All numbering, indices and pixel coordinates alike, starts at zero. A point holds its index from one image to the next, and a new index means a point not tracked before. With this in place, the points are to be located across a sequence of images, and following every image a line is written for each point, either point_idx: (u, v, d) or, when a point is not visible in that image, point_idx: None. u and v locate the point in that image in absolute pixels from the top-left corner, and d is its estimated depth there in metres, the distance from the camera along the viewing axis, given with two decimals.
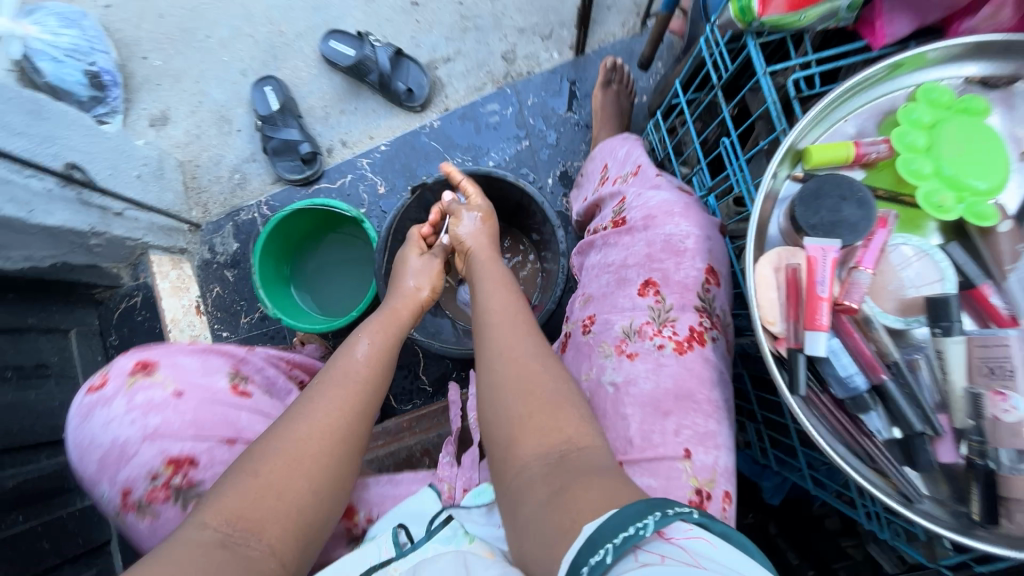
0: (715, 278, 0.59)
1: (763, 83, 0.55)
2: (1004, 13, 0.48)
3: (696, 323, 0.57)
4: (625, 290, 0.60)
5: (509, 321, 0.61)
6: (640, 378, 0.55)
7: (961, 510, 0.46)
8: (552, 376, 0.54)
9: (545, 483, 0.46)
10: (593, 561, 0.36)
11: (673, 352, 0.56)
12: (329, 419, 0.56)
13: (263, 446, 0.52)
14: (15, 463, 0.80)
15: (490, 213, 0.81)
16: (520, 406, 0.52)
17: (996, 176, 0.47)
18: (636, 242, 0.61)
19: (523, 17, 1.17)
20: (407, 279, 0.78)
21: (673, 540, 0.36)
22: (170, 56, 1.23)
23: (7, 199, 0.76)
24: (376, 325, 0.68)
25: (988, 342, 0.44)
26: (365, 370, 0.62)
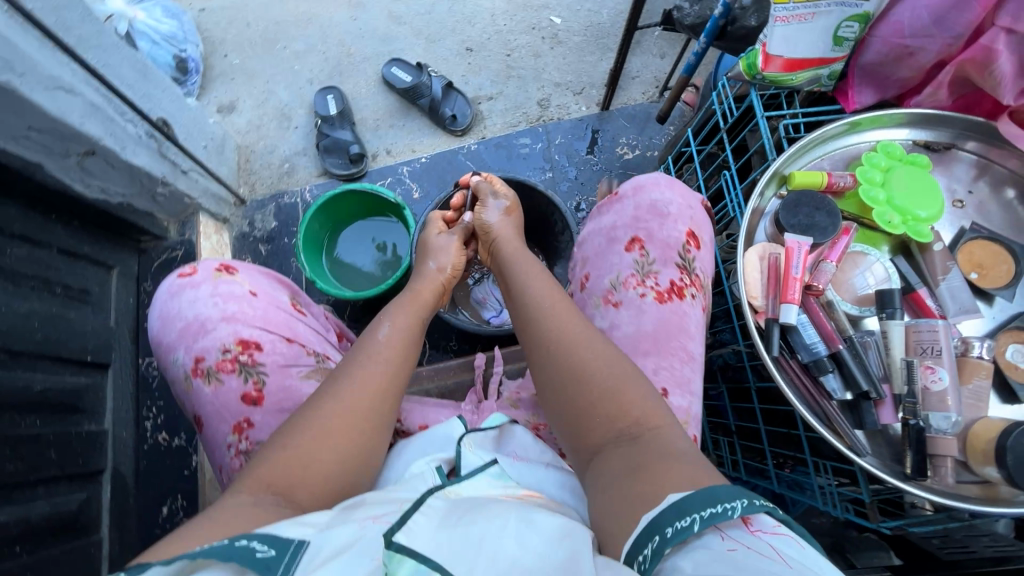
0: (695, 241, 0.74)
1: (761, 123, 0.70)
2: (941, 94, 0.65)
3: (676, 278, 0.71)
4: (616, 248, 0.74)
5: (549, 317, 0.64)
6: (624, 322, 0.70)
7: (897, 466, 0.56)
8: (605, 363, 0.58)
9: (619, 460, 0.51)
10: (678, 525, 0.39)
11: (654, 300, 0.70)
12: (356, 395, 0.56)
13: (295, 421, 0.54)
14: (45, 370, 0.85)
15: (516, 209, 0.85)
16: (580, 399, 0.57)
17: (935, 207, 0.61)
18: (625, 206, 0.76)
19: (560, 74, 1.38)
20: (429, 261, 0.80)
21: (757, 532, 0.40)
22: (247, 57, 1.40)
23: (109, 133, 0.87)
24: (399, 310, 0.67)
25: (923, 328, 0.57)
26: (389, 349, 0.61)
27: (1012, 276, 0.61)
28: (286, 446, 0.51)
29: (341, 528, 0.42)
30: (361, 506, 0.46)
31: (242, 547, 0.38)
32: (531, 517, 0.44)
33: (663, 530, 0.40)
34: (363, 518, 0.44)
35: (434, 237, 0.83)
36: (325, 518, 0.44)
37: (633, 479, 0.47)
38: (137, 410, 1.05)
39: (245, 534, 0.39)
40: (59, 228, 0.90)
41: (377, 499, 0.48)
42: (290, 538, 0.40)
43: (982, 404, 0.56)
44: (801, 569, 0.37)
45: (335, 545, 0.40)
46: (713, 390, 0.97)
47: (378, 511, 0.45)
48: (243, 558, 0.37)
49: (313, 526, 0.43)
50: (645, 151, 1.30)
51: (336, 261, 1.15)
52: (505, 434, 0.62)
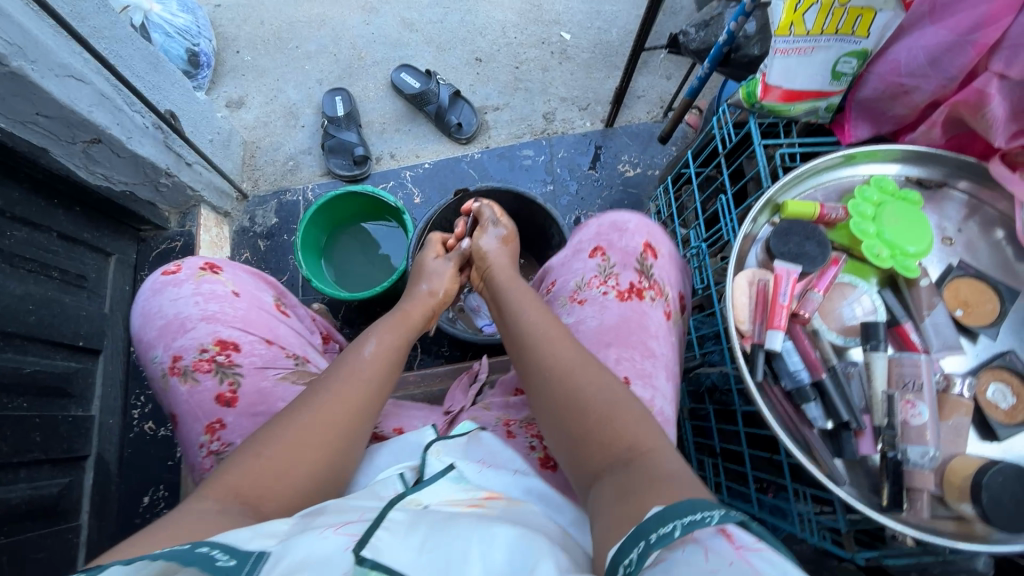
0: (652, 252, 0.77)
1: (758, 151, 0.72)
2: (935, 133, 0.66)
3: (635, 281, 0.74)
4: (581, 256, 0.80)
5: (546, 344, 0.64)
6: (587, 318, 0.74)
7: (873, 497, 0.56)
8: (600, 391, 0.58)
9: (613, 486, 0.49)
10: (661, 532, 0.39)
11: (615, 299, 0.73)
12: (334, 411, 0.56)
13: (269, 431, 0.54)
14: (36, 353, 0.85)
15: (513, 237, 0.86)
16: (580, 427, 0.56)
17: (924, 244, 0.62)
18: (589, 225, 0.83)
19: (567, 89, 1.39)
20: (421, 283, 0.81)
21: (742, 548, 0.38)
22: (259, 55, 1.42)
23: (116, 123, 0.87)
24: (385, 328, 0.68)
25: (905, 361, 0.58)
26: (371, 367, 0.61)
27: (997, 316, 0.61)
28: (259, 454, 0.51)
29: (304, 536, 0.42)
30: (320, 515, 0.47)
31: (202, 554, 0.38)
32: (488, 529, 0.44)
33: (648, 535, 0.39)
34: (324, 528, 0.44)
35: (431, 260, 0.84)
36: (287, 526, 0.45)
37: (622, 501, 0.46)
38: (126, 398, 1.05)
39: (207, 541, 0.39)
40: (60, 213, 0.91)
41: (339, 507, 0.49)
42: (250, 550, 0.41)
43: (960, 440, 0.57)
44: None
45: (298, 558, 0.40)
46: (701, 411, 0.98)
47: (339, 520, 0.46)
48: (201, 564, 0.37)
49: (275, 538, 0.43)
50: (647, 169, 1.32)
51: (337, 265, 1.16)
52: (471, 443, 0.61)
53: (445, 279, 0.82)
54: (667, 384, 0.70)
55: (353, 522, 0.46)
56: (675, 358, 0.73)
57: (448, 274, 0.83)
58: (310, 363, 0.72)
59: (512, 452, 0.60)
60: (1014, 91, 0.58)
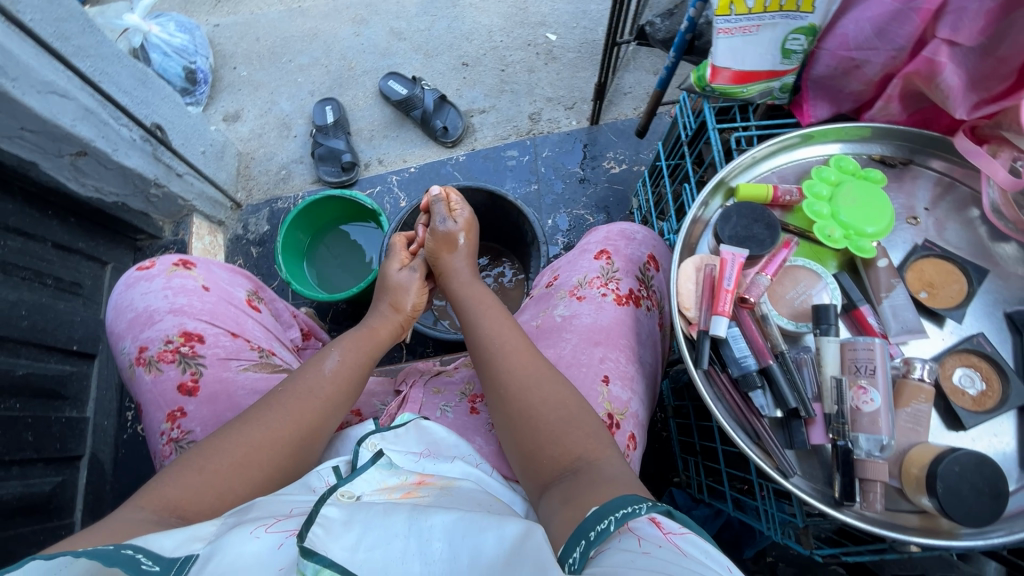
0: (656, 264, 0.76)
1: (712, 135, 0.71)
2: (893, 107, 0.64)
3: (634, 288, 0.72)
4: (586, 257, 0.76)
5: (503, 358, 0.61)
6: (583, 314, 0.70)
7: (826, 489, 0.53)
8: (551, 406, 0.56)
9: (560, 494, 0.48)
10: (599, 528, 0.40)
11: (614, 302, 0.71)
12: (284, 430, 0.56)
13: (210, 446, 0.53)
14: (29, 356, 0.90)
15: (471, 230, 0.80)
16: (529, 441, 0.55)
17: (883, 223, 0.59)
18: (598, 232, 0.79)
19: (553, 89, 1.39)
20: (384, 296, 0.78)
21: (670, 534, 0.38)
22: (254, 70, 1.47)
23: (100, 135, 0.92)
24: (350, 342, 0.67)
25: (858, 345, 0.54)
26: (331, 386, 0.61)
27: (964, 296, 0.58)
28: (201, 471, 0.50)
29: (234, 535, 0.40)
30: (252, 513, 0.45)
31: (127, 556, 0.37)
32: (422, 521, 0.41)
33: (588, 534, 0.40)
34: (255, 527, 0.42)
35: (395, 271, 0.79)
36: (216, 527, 0.44)
37: (567, 505, 0.46)
38: (121, 401, 1.10)
39: (132, 544, 0.38)
40: (54, 224, 0.96)
41: (268, 503, 0.47)
42: (177, 556, 0.39)
43: (920, 429, 0.53)
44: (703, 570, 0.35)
45: (226, 561, 0.38)
46: (682, 407, 0.95)
47: (269, 517, 0.44)
48: (126, 566, 0.36)
49: (205, 539, 0.42)
50: (632, 165, 1.30)
51: (320, 267, 1.20)
52: (411, 431, 0.59)
53: (416, 291, 0.78)
54: (645, 386, 0.68)
55: (283, 519, 0.44)
56: (656, 366, 0.72)
57: (417, 284, 0.78)
58: (275, 356, 0.73)
59: (455, 437, 0.60)
60: (968, 57, 0.56)
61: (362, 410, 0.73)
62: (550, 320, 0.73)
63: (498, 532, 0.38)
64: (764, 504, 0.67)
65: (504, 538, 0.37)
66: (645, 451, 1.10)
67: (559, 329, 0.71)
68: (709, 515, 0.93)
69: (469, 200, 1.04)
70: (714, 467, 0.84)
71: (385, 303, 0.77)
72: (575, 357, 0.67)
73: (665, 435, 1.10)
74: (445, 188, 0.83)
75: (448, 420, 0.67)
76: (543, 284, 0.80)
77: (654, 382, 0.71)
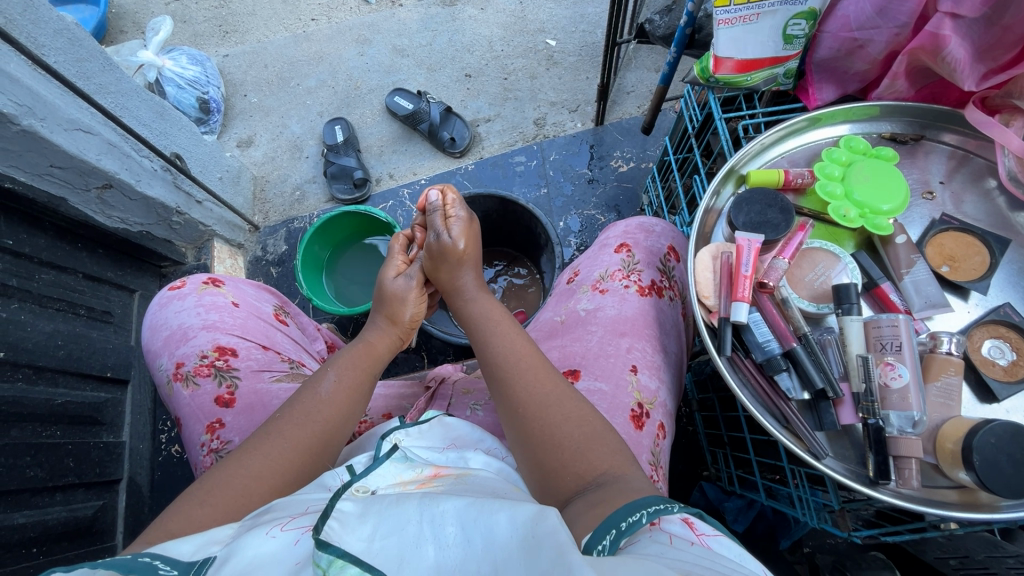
0: (676, 255, 0.77)
1: (719, 124, 0.71)
2: (899, 84, 0.64)
3: (656, 278, 0.73)
4: (607, 250, 0.76)
5: (519, 374, 0.60)
6: (606, 306, 0.71)
7: (859, 470, 0.53)
8: (574, 422, 0.55)
9: (587, 501, 0.47)
10: (630, 520, 0.40)
11: (636, 293, 0.71)
12: (284, 456, 0.56)
13: (216, 477, 0.53)
14: (67, 385, 0.93)
15: (471, 235, 0.80)
16: (550, 456, 0.53)
17: (898, 200, 0.59)
18: (618, 225, 0.79)
19: (556, 94, 1.41)
20: (382, 304, 0.78)
21: (703, 535, 0.39)
22: (265, 95, 1.52)
23: (124, 168, 0.96)
24: (346, 361, 0.67)
25: (882, 323, 0.54)
26: (330, 407, 0.61)
27: (987, 268, 0.58)
28: (204, 503, 0.50)
29: (250, 537, 0.42)
30: (269, 513, 0.46)
31: (144, 563, 0.39)
32: (434, 507, 0.41)
33: (619, 523, 0.40)
34: (271, 527, 0.43)
35: (391, 279, 0.79)
36: (234, 530, 0.46)
37: (593, 509, 0.45)
38: (153, 424, 1.13)
39: (149, 553, 0.40)
40: (85, 256, 1.00)
41: (286, 503, 0.48)
42: (195, 559, 0.41)
43: (951, 403, 0.53)
44: (742, 569, 0.36)
45: (244, 560, 0.39)
46: (708, 400, 0.95)
47: (285, 516, 0.45)
48: (142, 571, 0.38)
49: (222, 542, 0.44)
50: (640, 162, 1.31)
51: (337, 281, 1.22)
52: (436, 427, 0.61)
53: (413, 302, 0.77)
54: (671, 374, 0.69)
55: (299, 516, 0.45)
56: (681, 354, 0.73)
57: (413, 293, 0.78)
58: (305, 366, 0.75)
59: (479, 432, 0.62)
60: (973, 29, 0.56)
61: (391, 412, 0.75)
62: (573, 314, 0.73)
63: (511, 515, 0.39)
64: (796, 490, 0.68)
65: (516, 521, 0.38)
66: (673, 447, 1.09)
67: (583, 323, 0.71)
68: (743, 505, 0.92)
69: (482, 206, 1.04)
70: (744, 458, 0.83)
71: (382, 316, 0.77)
72: (602, 348, 0.68)
73: (691, 429, 1.09)
74: (442, 189, 0.83)
75: (479, 417, 0.70)
76: (565, 281, 0.81)
77: (679, 371, 0.72)
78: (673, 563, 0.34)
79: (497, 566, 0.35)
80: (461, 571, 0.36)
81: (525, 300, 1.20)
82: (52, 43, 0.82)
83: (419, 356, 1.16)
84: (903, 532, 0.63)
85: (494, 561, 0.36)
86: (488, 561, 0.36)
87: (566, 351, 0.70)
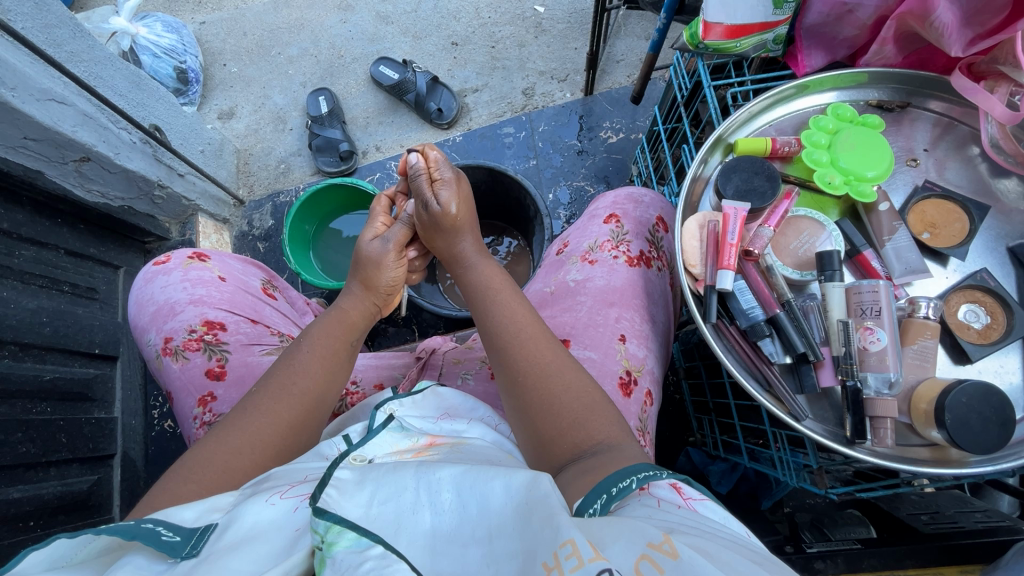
0: (664, 226, 0.77)
1: (708, 92, 0.71)
2: (887, 50, 0.64)
3: (645, 249, 0.73)
4: (595, 221, 0.76)
5: (518, 345, 0.60)
6: (596, 277, 0.71)
7: (838, 430, 0.55)
8: (574, 393, 0.56)
9: (582, 468, 0.48)
10: (621, 485, 0.42)
11: (625, 263, 0.72)
12: (266, 430, 0.56)
13: (202, 452, 0.53)
14: (55, 361, 0.92)
15: (458, 201, 0.74)
16: (548, 425, 0.54)
17: (883, 166, 0.59)
18: (607, 196, 0.79)
19: (544, 63, 1.38)
20: (360, 270, 0.75)
21: (689, 499, 0.40)
22: (245, 65, 1.47)
23: (102, 140, 0.94)
24: (320, 330, 0.66)
25: (863, 289, 0.56)
26: (305, 378, 0.61)
27: (966, 234, 0.59)
28: (191, 478, 0.51)
29: (250, 504, 0.43)
30: (268, 482, 0.47)
31: (147, 529, 0.40)
32: (431, 473, 0.42)
33: (610, 488, 0.42)
34: (270, 495, 0.44)
35: (368, 242, 0.76)
36: (234, 497, 0.47)
37: (586, 475, 0.46)
38: (144, 399, 1.14)
39: (152, 518, 0.41)
40: (65, 231, 0.97)
41: (284, 472, 0.49)
42: (196, 526, 0.43)
43: (927, 364, 0.55)
44: (729, 534, 0.37)
45: (245, 529, 0.41)
46: (694, 368, 0.97)
47: (284, 484, 0.46)
48: (146, 538, 0.39)
49: (223, 510, 0.45)
50: (629, 133, 1.30)
51: (324, 258, 1.21)
52: (429, 397, 0.62)
53: (391, 267, 0.75)
54: (658, 342, 0.70)
55: (297, 485, 0.47)
56: (668, 323, 0.74)
57: (390, 257, 0.75)
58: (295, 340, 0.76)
59: (471, 401, 0.63)
60: None
61: (383, 383, 0.76)
62: (562, 286, 0.74)
63: (505, 481, 0.39)
64: (778, 450, 0.69)
65: (510, 486, 0.39)
66: (659, 414, 1.12)
67: (572, 294, 0.72)
68: (726, 469, 0.96)
69: (469, 177, 1.03)
70: (729, 423, 0.86)
71: (357, 282, 0.75)
72: (591, 318, 0.69)
73: (678, 397, 1.12)
74: (423, 148, 0.75)
75: (469, 386, 0.71)
76: (553, 253, 0.81)
77: (666, 339, 0.73)
78: (658, 522, 0.35)
79: (491, 532, 0.37)
80: (457, 534, 0.38)
81: (514, 272, 1.20)
82: (19, 8, 0.79)
83: (410, 328, 1.17)
84: (877, 489, 0.66)
85: (489, 527, 0.37)
86: (482, 526, 0.38)
87: (556, 322, 0.71)
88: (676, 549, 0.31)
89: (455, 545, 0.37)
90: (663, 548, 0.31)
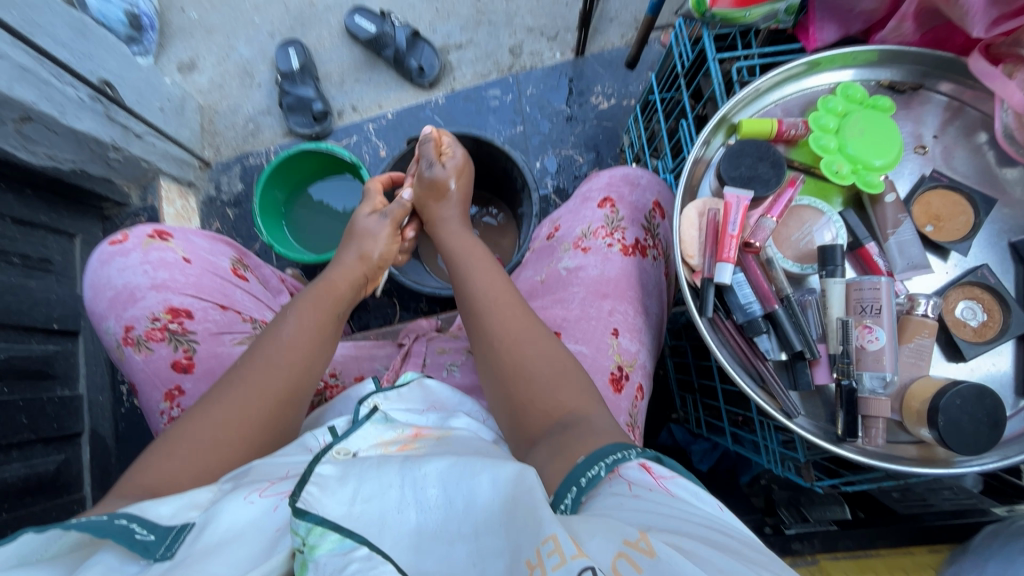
0: (661, 212, 0.73)
1: (712, 66, 0.65)
2: (906, 27, 0.60)
3: (640, 237, 0.70)
4: (589, 205, 0.73)
5: (508, 318, 0.58)
6: (589, 266, 0.68)
7: (829, 426, 0.55)
8: (553, 366, 0.53)
9: (555, 444, 0.45)
10: (590, 475, 0.39)
11: (619, 252, 0.69)
12: (252, 404, 0.53)
13: (182, 429, 0.50)
14: (8, 340, 0.86)
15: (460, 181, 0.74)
16: (528, 401, 0.51)
17: (891, 155, 0.56)
18: (601, 176, 0.74)
19: (534, 17, 1.28)
20: (354, 242, 0.72)
21: (661, 479, 0.37)
22: (205, 10, 1.33)
23: (44, 97, 0.84)
24: (307, 301, 0.63)
25: (864, 285, 0.54)
26: (293, 351, 0.58)
27: (971, 228, 0.57)
28: (173, 453, 0.48)
29: (228, 501, 0.40)
30: (250, 475, 0.45)
31: (121, 526, 0.37)
32: (416, 468, 0.40)
33: (579, 479, 0.39)
34: (250, 491, 0.42)
35: (365, 217, 0.74)
36: (214, 493, 0.44)
37: (557, 454, 0.43)
38: (112, 374, 1.09)
39: (126, 512, 0.38)
40: (10, 198, 0.89)
41: (267, 465, 0.47)
42: (173, 523, 0.40)
43: (921, 363, 0.54)
44: (704, 520, 0.34)
45: (223, 528, 0.38)
46: (679, 347, 0.97)
47: (264, 481, 0.44)
48: (118, 535, 0.36)
49: (202, 506, 0.42)
50: (621, 99, 1.24)
51: (299, 229, 1.14)
52: (415, 389, 0.60)
53: (384, 240, 0.72)
54: (651, 334, 0.68)
55: (278, 482, 0.44)
56: (662, 314, 0.71)
57: (385, 232, 0.72)
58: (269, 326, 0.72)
59: (458, 395, 0.61)
60: None
61: (364, 374, 0.73)
62: (554, 274, 0.71)
63: (492, 475, 0.37)
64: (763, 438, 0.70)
65: (498, 480, 0.37)
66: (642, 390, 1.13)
67: (564, 283, 0.69)
68: (708, 448, 0.98)
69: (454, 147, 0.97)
70: (713, 405, 0.86)
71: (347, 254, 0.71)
72: (583, 311, 0.66)
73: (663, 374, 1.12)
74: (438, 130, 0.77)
75: (456, 378, 0.69)
76: (543, 237, 0.77)
77: (659, 331, 0.71)
78: (631, 515, 0.33)
79: (478, 527, 0.35)
80: (442, 530, 0.35)
81: (498, 245, 1.16)
82: None
83: (389, 298, 1.13)
84: (860, 479, 0.66)
85: (475, 524, 0.35)
86: (469, 523, 0.35)
87: (547, 314, 0.68)
88: (654, 546, 0.29)
89: (441, 542, 0.35)
90: (640, 546, 0.29)
